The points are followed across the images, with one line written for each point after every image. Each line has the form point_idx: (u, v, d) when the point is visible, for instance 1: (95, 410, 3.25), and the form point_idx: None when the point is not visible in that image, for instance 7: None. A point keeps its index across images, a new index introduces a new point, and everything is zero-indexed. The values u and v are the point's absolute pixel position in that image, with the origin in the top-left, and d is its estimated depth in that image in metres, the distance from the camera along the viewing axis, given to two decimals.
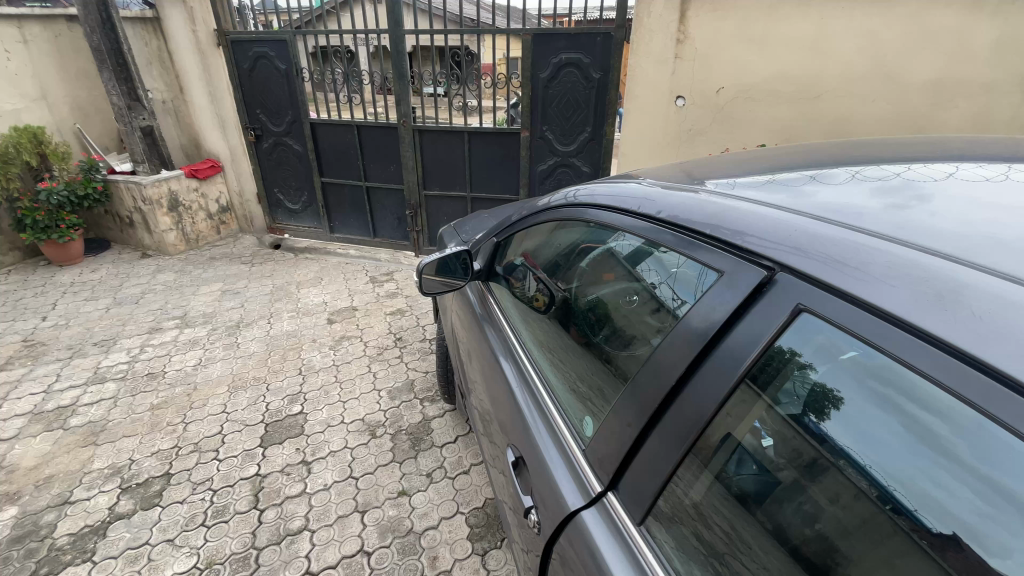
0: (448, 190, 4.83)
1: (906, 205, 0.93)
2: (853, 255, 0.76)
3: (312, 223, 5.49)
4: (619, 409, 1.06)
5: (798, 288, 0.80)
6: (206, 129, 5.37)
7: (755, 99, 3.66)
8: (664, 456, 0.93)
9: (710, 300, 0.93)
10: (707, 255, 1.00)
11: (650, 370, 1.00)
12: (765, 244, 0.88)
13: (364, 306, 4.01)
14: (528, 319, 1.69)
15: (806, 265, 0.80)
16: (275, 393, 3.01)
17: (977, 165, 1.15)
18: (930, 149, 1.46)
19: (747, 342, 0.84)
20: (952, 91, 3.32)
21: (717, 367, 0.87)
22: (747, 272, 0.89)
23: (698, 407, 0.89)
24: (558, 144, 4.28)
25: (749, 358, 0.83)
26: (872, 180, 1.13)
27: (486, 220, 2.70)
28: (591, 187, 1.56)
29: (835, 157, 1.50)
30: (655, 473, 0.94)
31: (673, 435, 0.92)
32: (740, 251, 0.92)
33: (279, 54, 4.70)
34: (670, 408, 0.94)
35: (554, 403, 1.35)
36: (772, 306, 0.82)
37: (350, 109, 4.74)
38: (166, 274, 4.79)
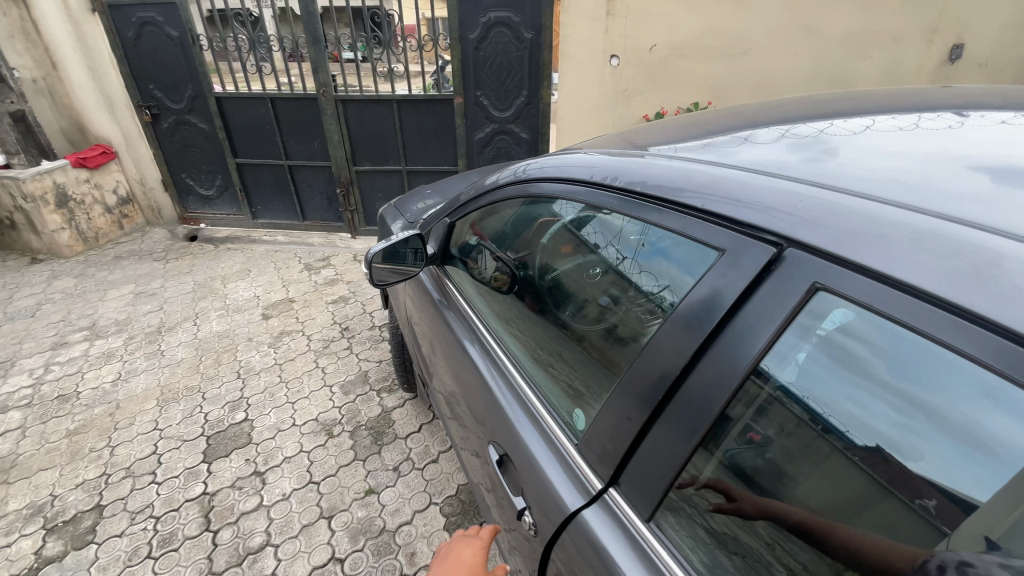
0: (380, 165, 4.54)
1: (819, 158, 0.97)
2: (875, 226, 0.70)
3: (231, 210, 5.02)
4: (616, 400, 0.99)
5: (811, 264, 0.73)
6: (91, 109, 4.68)
7: (686, 57, 3.67)
8: (668, 448, 0.87)
9: (712, 282, 0.85)
10: (702, 231, 0.91)
11: (650, 364, 0.93)
12: (768, 216, 0.81)
13: (301, 297, 3.74)
14: (494, 306, 1.59)
15: (816, 237, 0.74)
16: (214, 402, 2.77)
17: (891, 117, 1.21)
18: (854, 102, 1.51)
19: (756, 327, 0.77)
20: (865, 43, 3.48)
21: (723, 356, 0.80)
22: (752, 249, 0.81)
23: (703, 396, 0.82)
24: (494, 109, 4.10)
25: (759, 346, 0.76)
26: (798, 137, 1.14)
27: (434, 197, 2.53)
28: (541, 162, 1.48)
29: (765, 115, 1.52)
30: (660, 467, 0.88)
31: (677, 426, 0.86)
32: (743, 226, 0.84)
33: (169, 20, 4.14)
34: (672, 399, 0.88)
35: (535, 396, 1.27)
36: (781, 285, 0.76)
37: (259, 79, 4.28)
38: (64, 280, 4.22)
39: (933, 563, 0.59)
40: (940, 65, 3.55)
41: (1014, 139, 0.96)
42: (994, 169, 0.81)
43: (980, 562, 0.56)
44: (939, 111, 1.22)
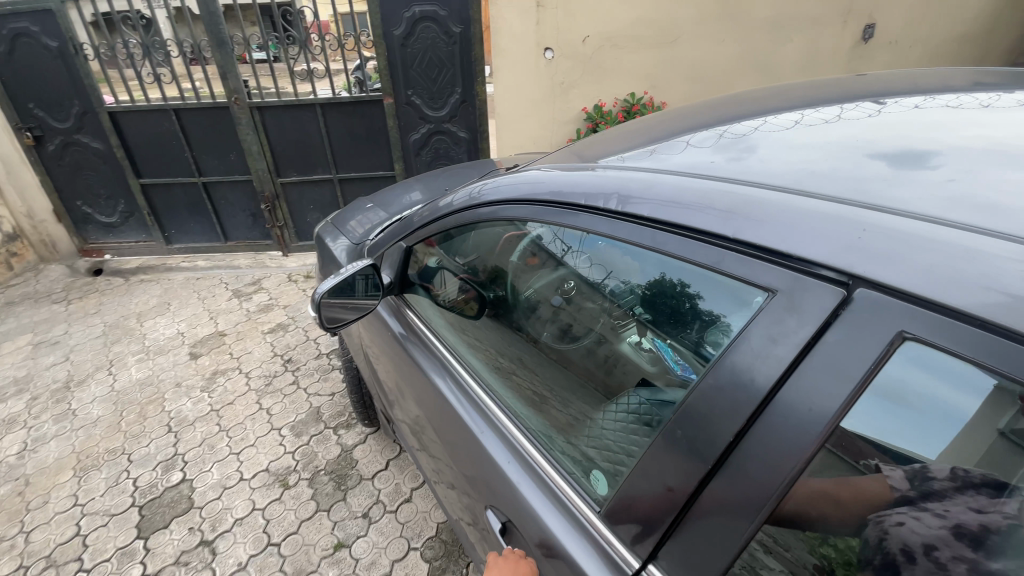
0: (308, 175, 4.20)
1: (741, 157, 1.02)
2: (970, 260, 0.55)
3: (141, 236, 4.49)
4: (649, 463, 0.82)
5: (892, 307, 0.58)
6: None
7: (619, 47, 3.62)
8: (726, 529, 0.71)
9: (762, 331, 0.68)
10: (739, 267, 0.73)
11: (689, 430, 0.75)
12: (826, 248, 0.65)
13: (233, 329, 3.39)
14: (469, 340, 1.43)
15: (895, 276, 0.59)
16: (143, 464, 2.42)
17: (816, 109, 1.23)
18: (787, 93, 1.52)
19: (827, 386, 0.61)
20: (785, 28, 3.60)
21: (788, 422, 0.64)
22: (813, 291, 0.64)
23: (766, 470, 0.66)
24: (427, 109, 3.88)
25: (836, 411, 0.61)
26: (732, 137, 1.17)
27: (375, 213, 2.32)
28: (497, 181, 1.33)
29: (704, 115, 1.51)
30: (713, 548, 0.72)
31: (734, 503, 0.70)
32: (792, 260, 0.68)
33: (45, 28, 3.60)
34: (720, 467, 0.72)
35: (529, 441, 1.13)
36: (854, 332, 0.60)
37: (158, 88, 3.81)
38: None
39: (899, 549, 0.59)
40: (854, 46, 3.73)
41: (919, 121, 1.00)
42: (891, 156, 0.86)
43: (943, 542, 0.57)
44: (887, 97, 1.22)
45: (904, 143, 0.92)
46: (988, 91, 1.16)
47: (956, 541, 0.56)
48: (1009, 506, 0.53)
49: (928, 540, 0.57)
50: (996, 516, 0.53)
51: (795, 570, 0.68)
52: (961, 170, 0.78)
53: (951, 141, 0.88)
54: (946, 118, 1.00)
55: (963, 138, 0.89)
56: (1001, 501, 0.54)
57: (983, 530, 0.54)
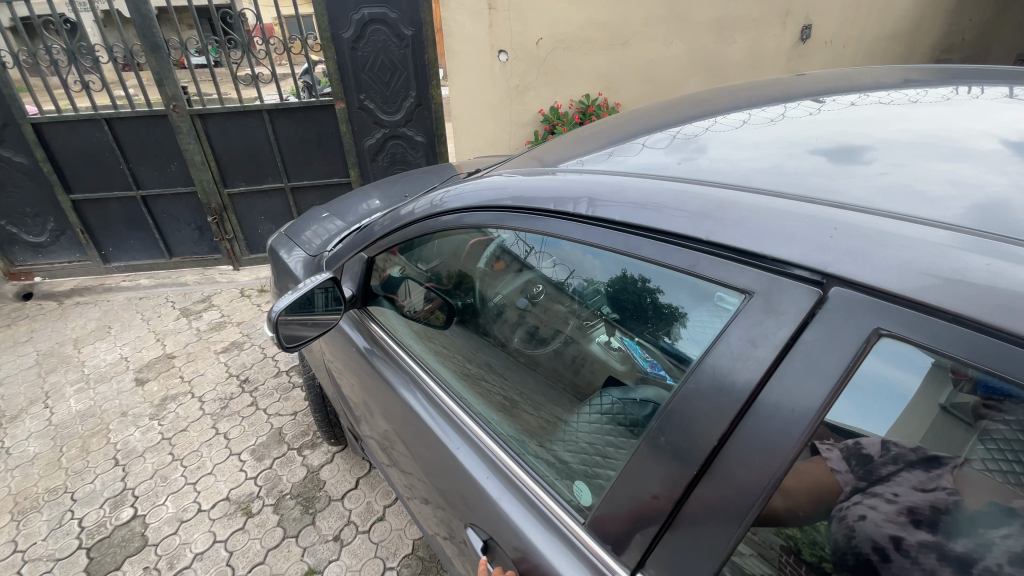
0: (257, 184, 4.02)
1: (691, 157, 1.03)
2: (936, 257, 0.57)
3: (73, 255, 4.18)
4: (632, 469, 0.81)
5: (867, 304, 0.59)
6: None
7: (572, 49, 3.65)
8: (713, 533, 0.70)
9: (740, 333, 0.68)
10: (714, 269, 0.73)
11: (675, 437, 0.75)
12: (801, 248, 0.65)
13: (183, 350, 3.20)
14: (437, 347, 1.39)
15: (868, 273, 0.60)
16: (88, 502, 2.24)
17: (761, 109, 1.26)
18: (734, 94, 1.56)
19: (808, 384, 0.61)
20: (730, 29, 3.73)
21: (770, 422, 0.64)
22: (789, 291, 0.65)
23: (752, 471, 0.66)
24: (381, 113, 3.79)
25: (817, 410, 0.61)
26: (686, 138, 1.18)
27: (331, 223, 2.24)
28: (459, 187, 1.31)
29: (656, 117, 1.52)
30: (703, 553, 0.71)
31: (722, 507, 0.69)
32: (766, 259, 0.68)
33: None
34: (706, 470, 0.71)
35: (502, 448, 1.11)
36: (830, 329, 0.61)
37: (87, 97, 3.56)
38: None
39: (871, 547, 0.60)
40: (794, 45, 3.91)
41: (851, 118, 1.05)
42: (829, 152, 0.88)
43: (905, 530, 0.58)
44: (835, 94, 1.26)
45: (839, 139, 0.95)
46: (920, 87, 1.22)
47: (916, 528, 0.57)
48: (945, 480, 0.56)
49: (894, 532, 0.58)
50: (940, 494, 0.56)
51: (763, 551, 0.68)
52: (890, 164, 0.80)
53: (883, 135, 0.92)
54: (875, 114, 1.04)
55: (888, 134, 0.92)
56: (937, 476, 0.56)
57: (934, 512, 0.56)
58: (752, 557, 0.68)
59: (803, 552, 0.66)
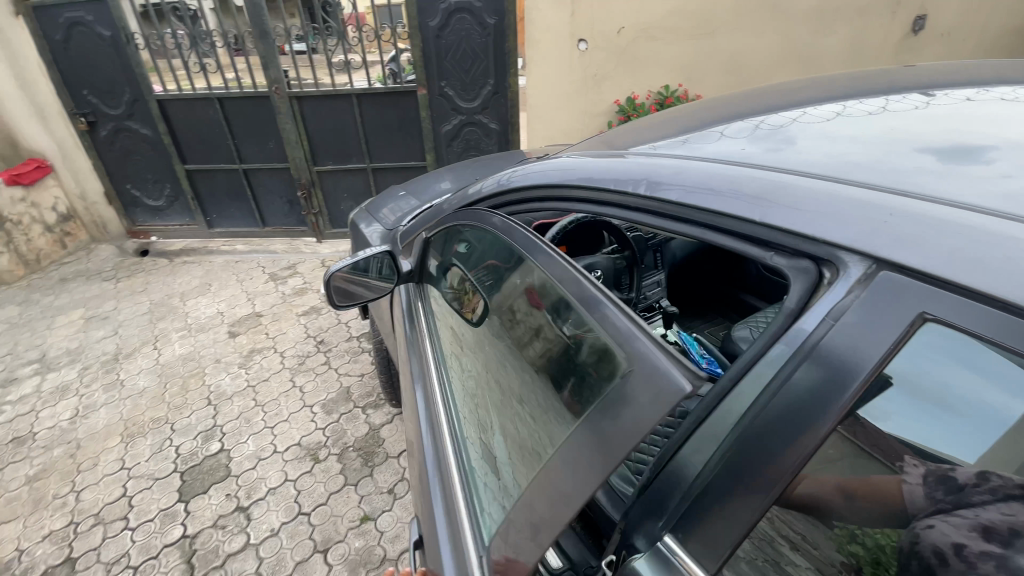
0: (343, 164, 4.31)
1: (778, 148, 1.02)
2: (994, 246, 0.56)
3: (183, 219, 4.70)
4: (519, 510, 0.84)
5: (914, 288, 0.59)
6: (15, 120, 4.22)
7: (655, 39, 3.59)
8: (733, 503, 0.70)
9: (620, 404, 0.67)
10: (621, 328, 0.73)
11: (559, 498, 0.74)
12: (853, 231, 0.66)
13: (270, 310, 3.53)
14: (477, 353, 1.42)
15: (918, 259, 0.59)
16: (184, 433, 2.57)
17: (857, 102, 1.21)
18: (829, 84, 1.50)
19: (846, 364, 0.62)
20: (829, 19, 3.50)
21: (799, 402, 0.66)
22: (662, 375, 0.62)
23: (778, 446, 0.67)
24: (460, 100, 3.93)
25: (851, 392, 0.62)
26: (771, 128, 1.17)
27: (407, 201, 2.38)
28: (526, 168, 1.38)
29: (741, 106, 1.50)
30: (725, 524, 0.71)
31: (746, 479, 0.70)
32: (817, 242, 0.69)
33: (100, 19, 3.77)
34: (730, 446, 0.72)
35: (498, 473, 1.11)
36: (871, 312, 0.61)
37: (204, 78, 3.97)
38: (4, 309, 3.85)
39: (931, 551, 0.58)
40: (902, 38, 3.60)
41: (957, 115, 0.99)
42: (939, 151, 0.84)
43: (970, 540, 0.56)
44: (940, 89, 1.19)
45: (949, 136, 0.90)
46: None
47: (985, 540, 0.55)
48: None
49: (956, 539, 0.57)
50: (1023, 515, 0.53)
51: (823, 567, 0.68)
52: (1012, 166, 0.76)
53: (996, 136, 0.87)
54: (992, 112, 0.98)
55: (1002, 134, 0.87)
56: None
57: (1012, 533, 0.53)
58: (810, 571, 0.69)
59: (865, 570, 0.64)
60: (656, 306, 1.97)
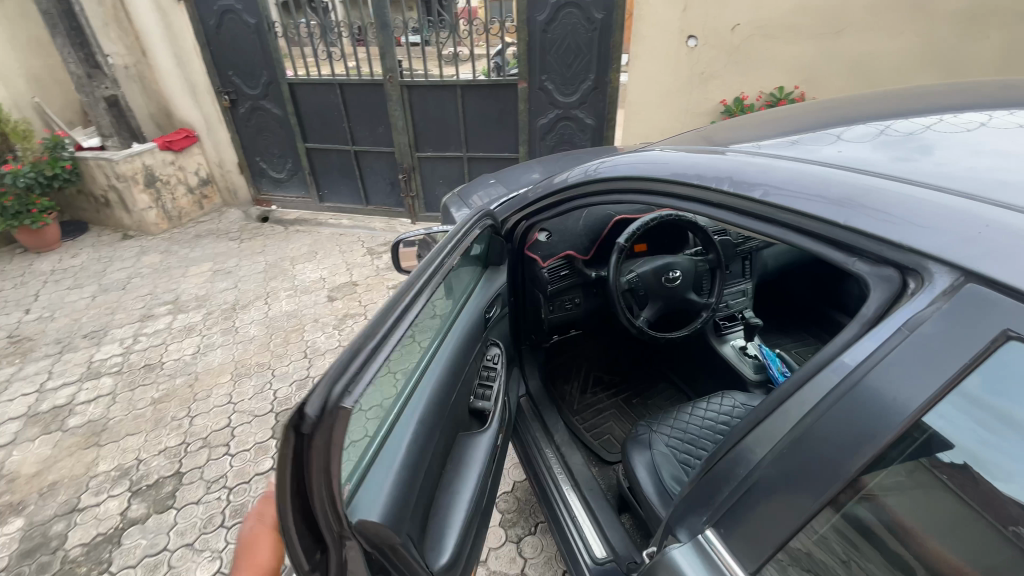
0: (442, 151, 4.54)
1: (911, 157, 0.93)
2: None
3: (299, 192, 5.21)
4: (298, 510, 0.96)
5: (1002, 305, 0.55)
6: (176, 96, 4.93)
7: (772, 37, 3.38)
8: (779, 504, 0.69)
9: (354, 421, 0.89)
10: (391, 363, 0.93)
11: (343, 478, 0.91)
12: (941, 239, 0.63)
13: (364, 281, 3.84)
14: (481, 346, 1.50)
15: (1009, 273, 0.55)
16: (281, 379, 2.89)
17: (1010, 112, 1.09)
18: (972, 91, 1.34)
19: (914, 378, 0.59)
20: (986, 21, 3.09)
21: (855, 411, 0.63)
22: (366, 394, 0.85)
23: (830, 454, 0.64)
24: (558, 94, 3.97)
25: (915, 407, 0.58)
26: (895, 134, 1.09)
27: (497, 188, 2.48)
28: (614, 159, 1.40)
29: (865, 109, 1.39)
30: (769, 523, 0.70)
31: (795, 482, 0.68)
32: (903, 250, 0.66)
33: (246, 7, 4.23)
34: (782, 449, 0.71)
35: (453, 471, 1.19)
36: (949, 325, 0.58)
37: (328, 65, 4.36)
38: (152, 256, 4.52)
39: None
40: None
41: None
42: None
43: None
44: None
45: None
46: None
47: None
48: None
49: None
50: None
51: None
52: None
53: None
54: None
55: None
56: None
57: None
58: None
59: None
60: (739, 316, 1.97)
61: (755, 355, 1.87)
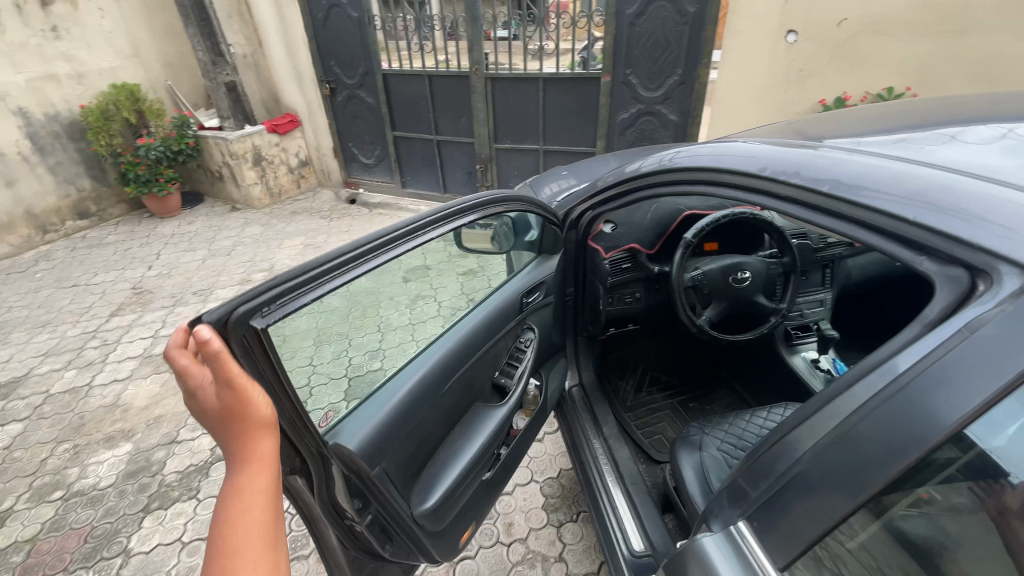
0: (520, 143, 4.62)
1: None
2: None
3: (385, 177, 5.52)
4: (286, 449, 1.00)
5: None
6: (285, 83, 5.41)
7: (884, 33, 3.09)
8: (816, 499, 0.67)
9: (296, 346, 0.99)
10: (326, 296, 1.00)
11: (333, 411, 1.09)
12: (1016, 241, 0.62)
13: None
14: (516, 326, 1.57)
15: None
16: None
17: None
18: None
19: (969, 379, 0.56)
20: None
21: (902, 408, 0.61)
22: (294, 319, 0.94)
23: (873, 451, 0.62)
24: (642, 89, 3.89)
25: (965, 409, 0.56)
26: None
27: (569, 179, 2.49)
28: (694, 149, 1.40)
29: (996, 109, 1.25)
30: (803, 518, 0.68)
31: (834, 478, 0.66)
32: (973, 249, 0.66)
33: (350, 2, 4.52)
34: (825, 445, 0.69)
35: (460, 435, 1.36)
36: (1011, 326, 0.55)
37: (420, 57, 4.57)
38: (253, 227, 5.00)
39: None
40: None
41: None
42: None
43: None
44: None
45: None
46: None
47: None
48: None
49: None
50: None
51: None
52: None
53: None
54: None
55: None
56: None
57: None
58: None
59: None
60: (814, 327, 1.85)
61: (828, 370, 1.76)
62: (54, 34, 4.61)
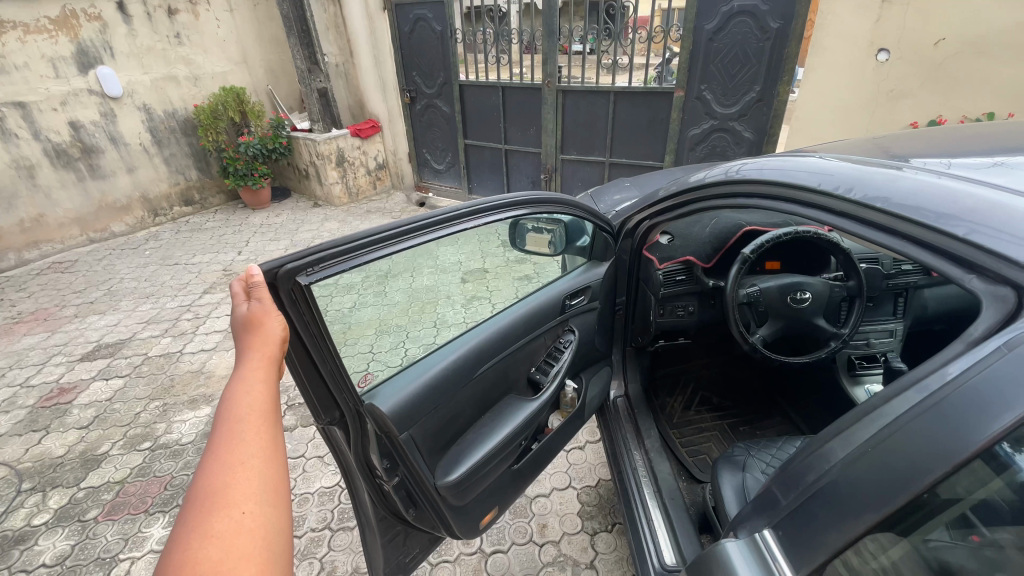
0: (586, 155, 4.66)
1: None
2: None
3: (454, 183, 5.75)
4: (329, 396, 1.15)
5: None
6: (370, 91, 5.79)
7: (988, 55, 2.85)
8: (841, 510, 0.67)
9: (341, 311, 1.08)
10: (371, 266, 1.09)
11: (371, 375, 1.17)
12: None
13: None
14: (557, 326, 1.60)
15: None
16: None
17: None
18: None
19: (1006, 396, 0.55)
20: None
21: (936, 422, 0.61)
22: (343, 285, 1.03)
23: (905, 463, 0.62)
24: (716, 105, 3.82)
25: (997, 426, 0.55)
26: None
27: (631, 191, 2.50)
28: (761, 162, 1.39)
29: None
30: (825, 528, 0.68)
31: (862, 490, 0.66)
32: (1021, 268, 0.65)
33: (435, 16, 4.76)
34: (856, 456, 0.69)
35: (491, 420, 1.42)
36: None
37: (496, 69, 4.74)
38: (331, 223, 5.37)
39: None
40: None
41: None
42: None
43: None
44: None
45: None
46: None
47: None
48: None
49: None
50: None
51: None
52: None
53: None
54: None
55: None
56: None
57: None
58: None
59: None
60: (881, 358, 1.75)
61: None
62: (178, 41, 5.22)
